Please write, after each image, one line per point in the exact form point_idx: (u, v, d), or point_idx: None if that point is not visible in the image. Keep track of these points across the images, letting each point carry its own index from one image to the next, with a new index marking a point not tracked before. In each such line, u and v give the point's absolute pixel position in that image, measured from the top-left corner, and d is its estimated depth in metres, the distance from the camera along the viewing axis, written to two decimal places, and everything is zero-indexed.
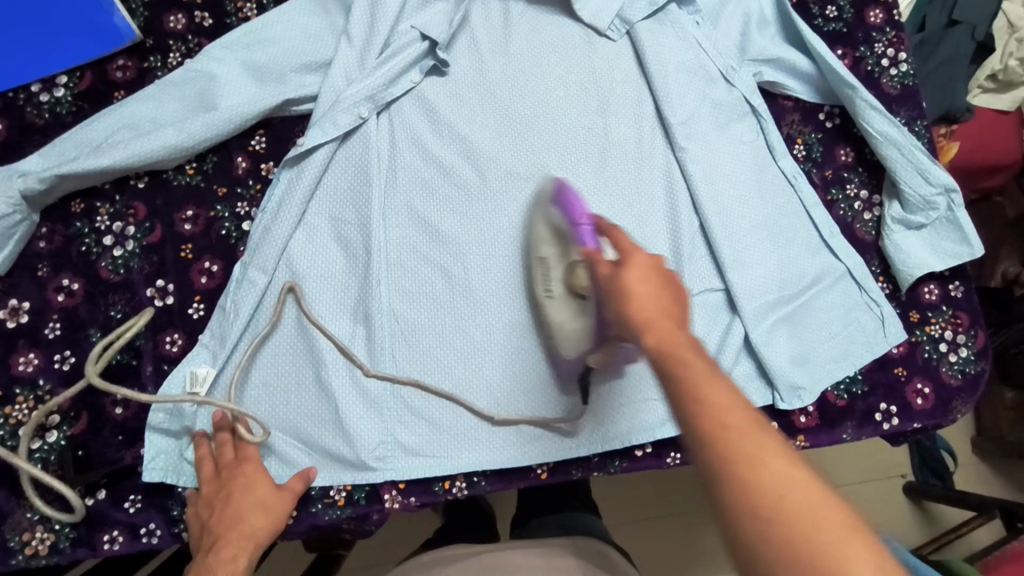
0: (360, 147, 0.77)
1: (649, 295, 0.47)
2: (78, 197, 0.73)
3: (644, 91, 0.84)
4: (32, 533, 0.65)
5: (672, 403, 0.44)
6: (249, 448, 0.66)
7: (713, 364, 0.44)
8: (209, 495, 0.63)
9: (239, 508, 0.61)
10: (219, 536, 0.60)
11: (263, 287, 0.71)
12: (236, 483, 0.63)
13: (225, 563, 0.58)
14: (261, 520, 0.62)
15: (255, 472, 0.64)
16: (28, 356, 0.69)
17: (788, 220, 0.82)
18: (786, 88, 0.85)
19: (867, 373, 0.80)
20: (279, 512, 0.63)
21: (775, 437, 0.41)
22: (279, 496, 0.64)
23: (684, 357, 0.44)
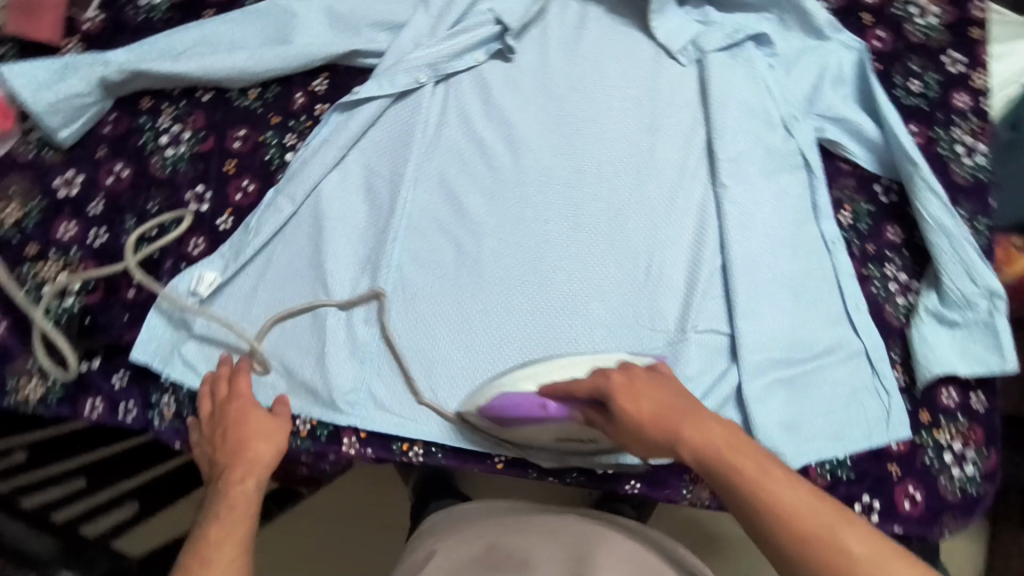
0: (409, 109, 0.80)
1: (650, 401, 0.56)
2: (148, 95, 0.79)
3: (700, 120, 0.83)
4: (27, 380, 0.70)
5: (738, 505, 0.53)
6: (240, 380, 0.68)
7: (745, 444, 0.54)
8: (212, 423, 0.67)
9: (241, 437, 0.65)
10: (227, 460, 0.64)
11: (288, 214, 0.75)
12: (230, 416, 0.66)
13: (240, 488, 0.62)
14: (264, 445, 0.65)
15: (246, 399, 0.67)
16: (68, 224, 0.74)
17: (815, 283, 0.79)
18: (846, 150, 0.83)
19: (856, 462, 0.75)
20: (278, 438, 0.66)
21: (830, 508, 0.50)
22: (276, 422, 0.67)
23: (728, 457, 0.53)
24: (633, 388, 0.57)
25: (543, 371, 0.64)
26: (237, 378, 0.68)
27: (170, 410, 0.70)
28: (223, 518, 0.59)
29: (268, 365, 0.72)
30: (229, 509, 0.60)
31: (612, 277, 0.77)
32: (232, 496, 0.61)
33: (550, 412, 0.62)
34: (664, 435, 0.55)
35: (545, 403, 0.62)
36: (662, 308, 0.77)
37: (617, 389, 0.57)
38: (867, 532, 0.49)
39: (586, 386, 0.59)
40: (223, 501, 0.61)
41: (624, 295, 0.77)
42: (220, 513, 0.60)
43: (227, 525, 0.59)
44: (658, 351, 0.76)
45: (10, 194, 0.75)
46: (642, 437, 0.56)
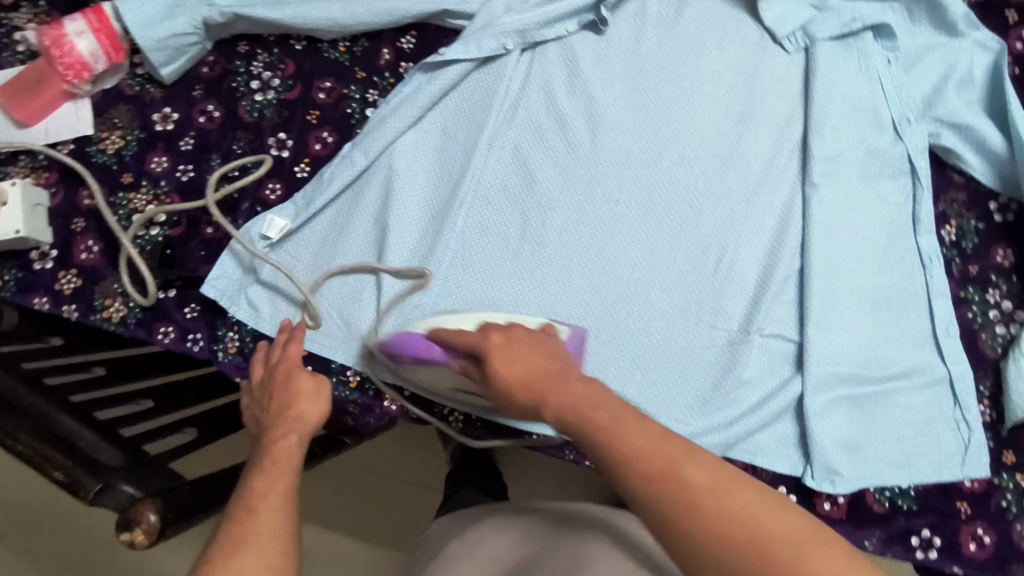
0: (492, 74, 0.78)
1: (517, 358, 0.51)
2: (245, 40, 0.81)
3: (798, 113, 0.77)
4: (111, 300, 0.75)
5: (599, 464, 0.47)
6: (291, 347, 0.67)
7: (612, 402, 0.48)
8: (265, 389, 0.66)
9: (291, 397, 0.63)
10: (274, 420, 0.61)
11: (361, 169, 0.76)
12: (278, 379, 0.65)
13: (281, 448, 0.57)
14: (306, 405, 0.62)
15: (292, 362, 0.66)
16: (160, 158, 0.79)
17: (902, 300, 0.73)
18: (960, 159, 0.75)
19: (920, 492, 0.70)
20: (324, 398, 0.63)
21: (687, 449, 0.45)
22: (322, 382, 0.64)
23: (591, 415, 0.47)
24: (505, 344, 0.52)
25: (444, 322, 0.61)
26: (289, 343, 0.67)
27: (235, 346, 0.74)
28: (267, 477, 0.54)
29: (321, 321, 0.73)
30: (271, 464, 0.56)
31: (677, 269, 0.75)
32: (276, 452, 0.57)
33: (434, 353, 0.59)
34: (531, 396, 0.50)
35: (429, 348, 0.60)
36: (727, 306, 0.74)
37: (483, 342, 0.53)
38: (715, 465, 0.44)
39: (470, 339, 0.54)
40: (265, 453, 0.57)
41: (688, 287, 0.74)
42: (264, 468, 0.55)
43: (270, 482, 0.54)
44: (717, 349, 0.73)
45: (115, 124, 0.80)
46: (513, 400, 0.51)
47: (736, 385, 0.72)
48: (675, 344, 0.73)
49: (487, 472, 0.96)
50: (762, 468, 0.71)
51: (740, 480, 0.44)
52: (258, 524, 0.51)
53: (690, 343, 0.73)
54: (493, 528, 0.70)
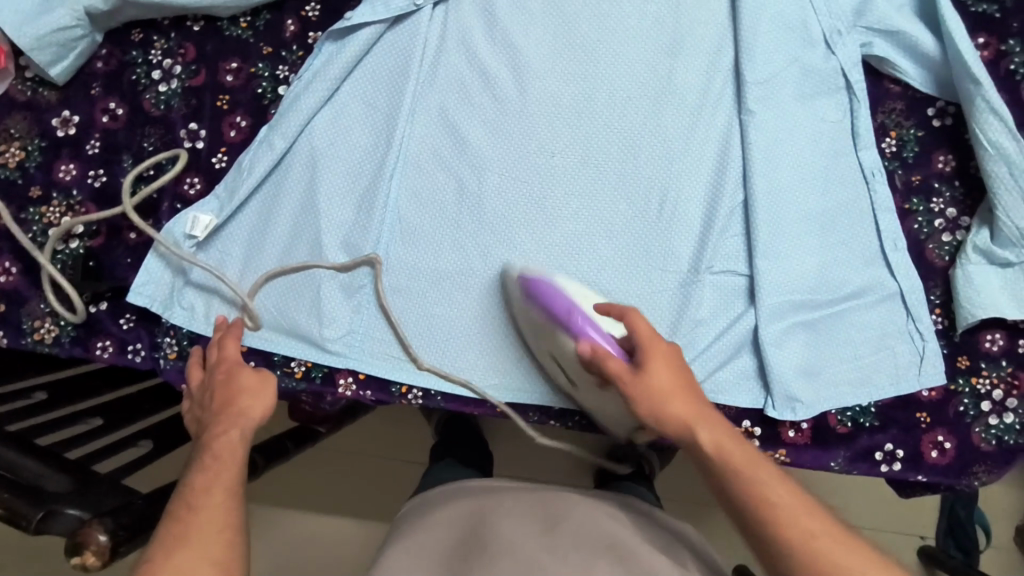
0: (408, 34, 0.74)
1: (671, 382, 0.59)
2: (138, 27, 0.76)
3: (728, 39, 0.74)
4: (40, 321, 0.71)
5: (732, 499, 0.57)
6: (229, 344, 0.67)
7: (745, 448, 0.58)
8: (205, 386, 0.65)
9: (232, 393, 0.62)
10: (216, 416, 0.61)
11: (281, 152, 0.72)
12: (218, 376, 0.64)
13: (224, 447, 0.58)
14: (247, 401, 0.61)
15: (230, 357, 0.65)
16: (68, 165, 0.74)
17: (848, 220, 0.72)
18: (895, 68, 0.72)
19: (885, 407, 0.71)
20: (267, 395, 0.62)
21: (828, 520, 0.55)
22: (264, 378, 0.63)
23: (733, 453, 0.57)
24: (661, 353, 0.60)
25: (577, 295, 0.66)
26: (224, 341, 0.67)
27: (174, 351, 0.72)
28: (208, 481, 0.55)
29: (259, 320, 0.72)
30: (214, 465, 0.56)
31: (622, 216, 0.73)
32: (217, 452, 0.57)
33: (573, 318, 0.63)
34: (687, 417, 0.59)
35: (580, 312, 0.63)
36: (676, 248, 0.72)
37: (656, 348, 0.60)
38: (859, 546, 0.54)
39: (641, 331, 0.60)
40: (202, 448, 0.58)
41: (634, 233, 0.72)
42: (203, 467, 0.56)
43: (209, 483, 0.55)
44: (669, 292, 0.72)
45: (12, 135, 0.74)
46: (663, 407, 0.59)
47: (691, 326, 0.71)
48: (627, 294, 0.72)
49: (466, 444, 0.94)
50: (725, 405, 0.71)
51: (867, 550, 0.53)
52: (198, 522, 0.53)
53: (643, 290, 0.72)
54: (465, 511, 0.67)
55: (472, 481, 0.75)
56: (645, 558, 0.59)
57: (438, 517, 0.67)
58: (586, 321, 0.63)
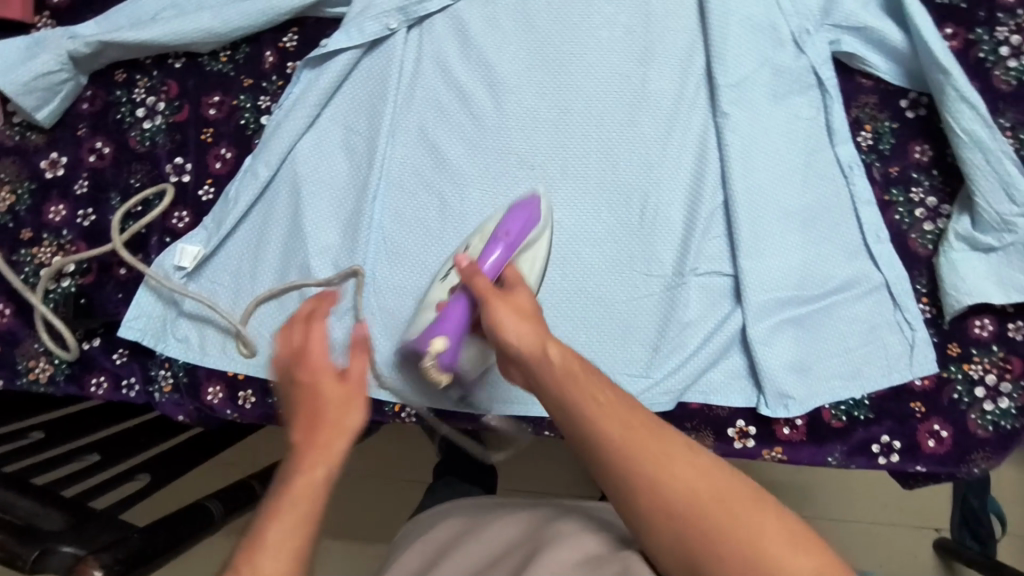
0: (383, 58, 0.75)
1: (521, 303, 0.52)
2: (121, 67, 0.77)
3: (699, 44, 0.75)
4: (36, 360, 0.72)
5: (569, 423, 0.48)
6: (315, 330, 0.47)
7: (579, 357, 0.49)
8: (274, 381, 0.49)
9: (314, 408, 0.46)
10: (297, 440, 0.46)
11: (265, 180, 0.74)
12: (309, 382, 0.46)
13: (307, 450, 0.45)
14: (343, 413, 0.46)
15: (319, 372, 0.46)
16: (57, 206, 0.75)
17: (829, 214, 0.72)
18: (866, 63, 0.73)
19: (880, 399, 0.70)
20: (358, 410, 0.46)
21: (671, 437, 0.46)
22: (352, 387, 0.47)
23: (575, 375, 0.48)
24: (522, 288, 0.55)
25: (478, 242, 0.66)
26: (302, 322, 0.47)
27: (169, 384, 0.73)
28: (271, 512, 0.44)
29: (254, 347, 0.72)
30: (291, 506, 0.44)
31: (603, 223, 0.73)
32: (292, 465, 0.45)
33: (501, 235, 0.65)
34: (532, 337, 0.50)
35: (517, 243, 0.65)
36: (659, 251, 0.73)
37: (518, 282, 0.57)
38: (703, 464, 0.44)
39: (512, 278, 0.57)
40: (283, 476, 0.45)
41: (617, 240, 0.73)
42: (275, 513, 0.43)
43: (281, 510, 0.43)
44: (655, 296, 0.72)
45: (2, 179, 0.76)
46: (504, 327, 0.51)
47: (679, 328, 0.72)
48: (613, 300, 0.72)
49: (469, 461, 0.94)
50: (718, 406, 0.71)
51: (717, 477, 0.44)
52: None
53: (629, 296, 0.72)
54: (451, 530, 0.65)
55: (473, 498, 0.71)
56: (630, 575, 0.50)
57: (423, 541, 0.66)
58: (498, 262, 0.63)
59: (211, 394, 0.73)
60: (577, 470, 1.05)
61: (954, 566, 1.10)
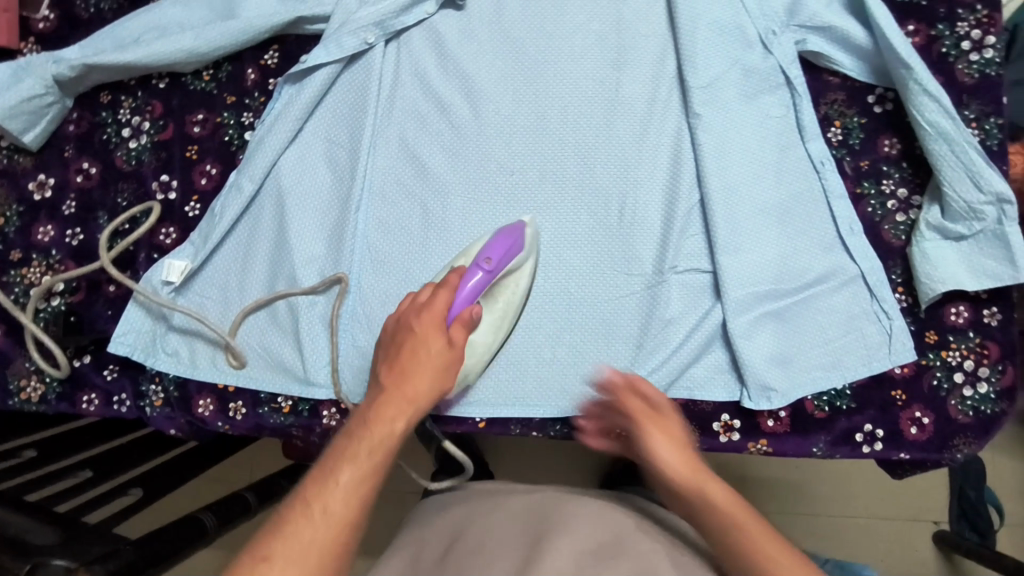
0: (363, 72, 0.77)
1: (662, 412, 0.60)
2: (106, 89, 0.79)
3: (669, 48, 0.77)
4: (27, 380, 0.73)
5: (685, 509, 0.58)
6: (435, 296, 0.62)
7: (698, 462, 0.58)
8: (386, 330, 0.63)
9: (408, 366, 0.58)
10: (385, 389, 0.57)
11: (249, 195, 0.75)
12: (413, 343, 0.59)
13: (390, 404, 0.56)
14: (430, 378, 0.58)
15: (431, 334, 0.60)
16: (45, 227, 0.77)
17: (804, 208, 0.74)
18: (832, 61, 0.75)
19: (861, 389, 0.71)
20: (445, 377, 0.60)
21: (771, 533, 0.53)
22: (451, 359, 0.60)
23: (696, 471, 0.57)
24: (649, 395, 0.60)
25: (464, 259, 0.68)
26: (438, 293, 0.62)
27: (160, 398, 0.73)
28: (345, 449, 0.52)
29: (243, 359, 0.73)
30: (366, 454, 0.52)
31: (583, 225, 0.75)
32: (372, 414, 0.55)
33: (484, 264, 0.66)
34: (687, 480, 0.57)
35: (498, 269, 0.67)
36: (638, 251, 0.74)
37: (668, 408, 0.61)
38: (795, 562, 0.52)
39: (657, 397, 0.60)
40: (365, 420, 0.55)
41: (598, 241, 0.75)
42: (348, 457, 0.52)
43: (355, 450, 0.52)
44: (636, 295, 0.74)
45: None
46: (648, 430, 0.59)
47: (662, 325, 0.73)
48: (595, 299, 0.74)
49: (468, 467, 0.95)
50: (702, 400, 0.72)
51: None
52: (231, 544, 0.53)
53: (611, 295, 0.74)
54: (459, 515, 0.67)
55: (477, 485, 0.75)
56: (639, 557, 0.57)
57: (433, 525, 0.68)
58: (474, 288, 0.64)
59: (202, 407, 0.73)
60: (573, 471, 1.05)
61: (954, 558, 1.10)
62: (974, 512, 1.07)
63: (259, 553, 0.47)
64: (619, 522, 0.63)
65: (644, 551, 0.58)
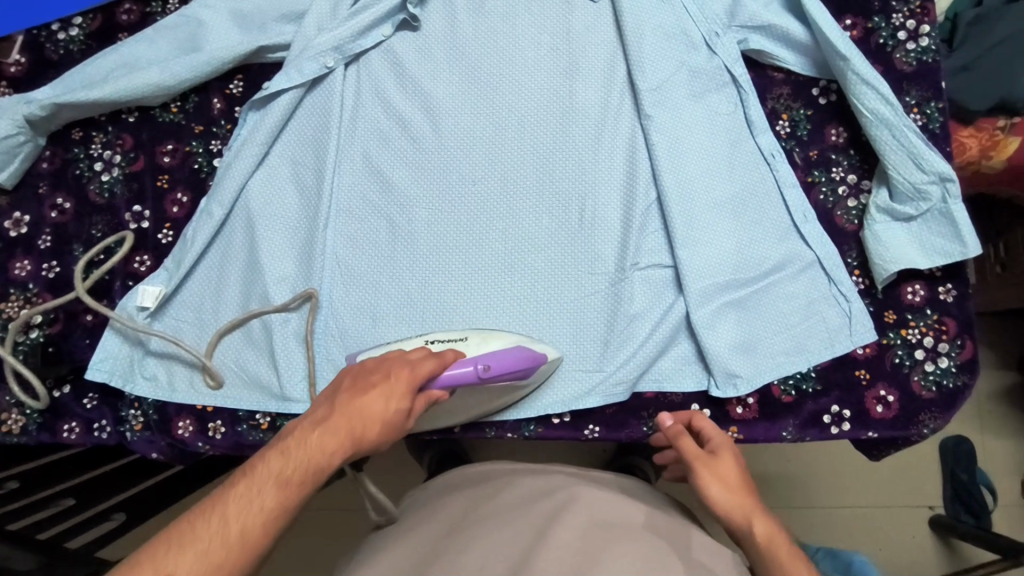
0: (325, 95, 0.80)
1: (717, 436, 0.65)
2: (78, 126, 0.82)
3: (619, 54, 0.80)
4: (7, 413, 0.74)
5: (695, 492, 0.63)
6: (424, 363, 0.61)
7: (726, 464, 0.63)
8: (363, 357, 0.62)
9: (362, 411, 0.56)
10: (329, 415, 0.56)
11: (219, 220, 0.77)
12: (375, 388, 0.57)
13: (331, 439, 0.54)
14: (374, 430, 0.56)
15: (397, 393, 0.58)
16: (22, 262, 0.79)
17: (758, 199, 0.76)
18: (774, 58, 0.78)
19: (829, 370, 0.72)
20: (387, 434, 0.58)
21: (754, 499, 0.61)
22: (401, 421, 0.58)
23: (700, 464, 0.62)
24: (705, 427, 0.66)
25: (471, 346, 0.68)
26: (427, 358, 0.61)
27: (140, 422, 0.75)
28: (276, 472, 0.53)
29: (220, 378, 0.74)
30: (297, 484, 0.53)
31: (546, 229, 0.77)
32: (313, 445, 0.54)
33: (483, 371, 0.66)
34: (745, 509, 0.60)
35: (492, 378, 0.67)
36: (600, 250, 0.76)
37: (724, 446, 0.64)
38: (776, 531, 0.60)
39: (713, 437, 0.65)
40: (301, 442, 0.54)
41: (561, 243, 0.76)
42: (277, 480, 0.52)
43: (285, 479, 0.53)
44: (601, 293, 0.75)
45: None
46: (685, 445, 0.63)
47: (627, 320, 0.75)
48: (561, 300, 0.75)
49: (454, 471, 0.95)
50: (672, 392, 0.74)
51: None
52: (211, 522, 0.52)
53: (576, 296, 0.75)
54: (462, 503, 0.66)
55: (473, 468, 0.75)
56: (634, 535, 0.59)
57: (442, 507, 0.67)
58: (454, 379, 0.64)
59: (181, 429, 0.74)
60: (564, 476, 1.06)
61: (953, 542, 1.10)
62: (968, 494, 1.07)
63: (163, 567, 0.47)
64: (623, 505, 0.63)
65: (641, 537, 0.59)
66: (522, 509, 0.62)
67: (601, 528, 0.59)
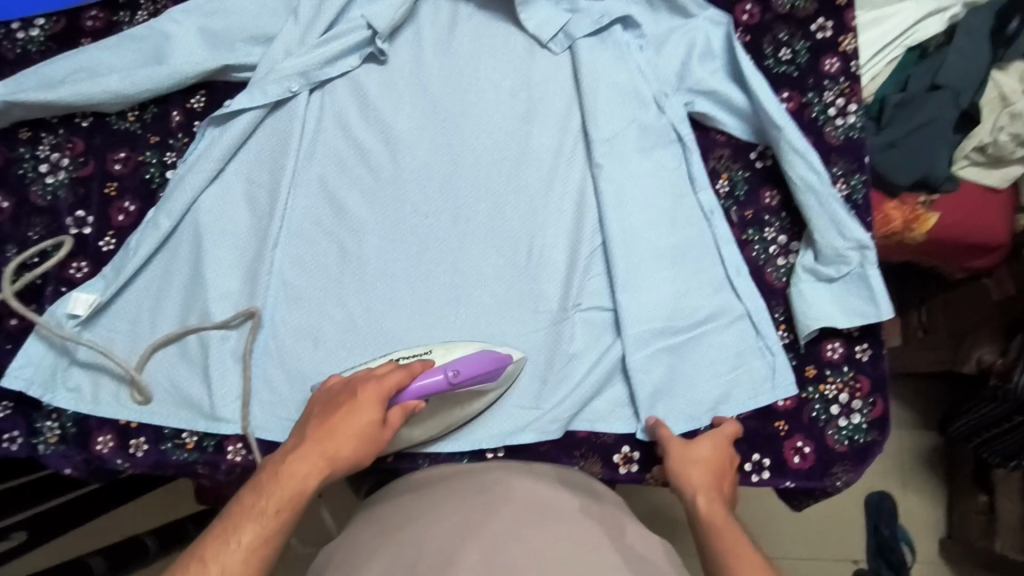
0: (285, 118, 0.81)
1: (705, 448, 0.70)
2: (27, 125, 0.80)
3: (576, 105, 0.85)
4: None
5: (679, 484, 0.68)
6: (389, 375, 0.63)
7: (706, 463, 0.69)
8: (325, 386, 0.66)
9: (334, 431, 0.60)
10: (303, 443, 0.60)
11: (165, 232, 0.76)
12: (343, 407, 0.62)
13: (306, 464, 0.58)
14: (351, 445, 0.60)
15: (367, 406, 0.62)
16: None
17: (696, 252, 0.80)
18: (717, 122, 0.84)
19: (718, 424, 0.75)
20: (368, 451, 0.61)
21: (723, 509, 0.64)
22: (379, 434, 0.62)
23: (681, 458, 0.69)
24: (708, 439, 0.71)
25: (437, 356, 0.68)
26: (391, 371, 0.64)
27: (56, 435, 0.72)
28: (252, 509, 0.55)
29: (148, 394, 0.72)
30: (274, 512, 0.55)
31: (494, 265, 0.79)
32: (285, 473, 0.57)
33: (453, 377, 0.66)
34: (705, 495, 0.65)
35: (462, 383, 0.67)
36: (543, 289, 0.79)
37: (707, 456, 0.69)
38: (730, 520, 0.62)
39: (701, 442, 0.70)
40: (277, 474, 0.58)
41: (507, 280, 0.79)
42: (251, 515, 0.55)
43: (263, 510, 0.55)
44: (543, 330, 0.78)
45: None
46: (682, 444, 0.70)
47: (566, 360, 0.77)
48: (506, 337, 0.77)
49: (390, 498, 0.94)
50: (603, 432, 0.76)
51: None
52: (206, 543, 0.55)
53: (520, 331, 0.77)
54: (400, 506, 0.64)
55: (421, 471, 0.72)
56: (572, 520, 0.58)
57: (377, 514, 0.65)
58: (424, 385, 0.65)
59: (101, 444, 0.72)
60: None
61: None
62: None
63: None
64: (558, 495, 0.63)
65: (575, 521, 0.58)
66: (461, 503, 0.61)
67: (539, 512, 0.59)
